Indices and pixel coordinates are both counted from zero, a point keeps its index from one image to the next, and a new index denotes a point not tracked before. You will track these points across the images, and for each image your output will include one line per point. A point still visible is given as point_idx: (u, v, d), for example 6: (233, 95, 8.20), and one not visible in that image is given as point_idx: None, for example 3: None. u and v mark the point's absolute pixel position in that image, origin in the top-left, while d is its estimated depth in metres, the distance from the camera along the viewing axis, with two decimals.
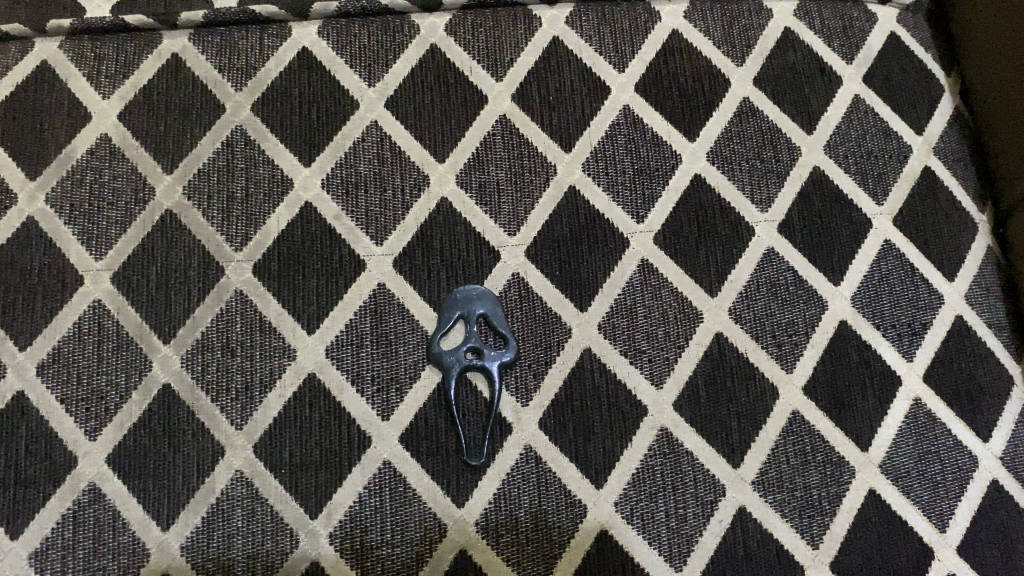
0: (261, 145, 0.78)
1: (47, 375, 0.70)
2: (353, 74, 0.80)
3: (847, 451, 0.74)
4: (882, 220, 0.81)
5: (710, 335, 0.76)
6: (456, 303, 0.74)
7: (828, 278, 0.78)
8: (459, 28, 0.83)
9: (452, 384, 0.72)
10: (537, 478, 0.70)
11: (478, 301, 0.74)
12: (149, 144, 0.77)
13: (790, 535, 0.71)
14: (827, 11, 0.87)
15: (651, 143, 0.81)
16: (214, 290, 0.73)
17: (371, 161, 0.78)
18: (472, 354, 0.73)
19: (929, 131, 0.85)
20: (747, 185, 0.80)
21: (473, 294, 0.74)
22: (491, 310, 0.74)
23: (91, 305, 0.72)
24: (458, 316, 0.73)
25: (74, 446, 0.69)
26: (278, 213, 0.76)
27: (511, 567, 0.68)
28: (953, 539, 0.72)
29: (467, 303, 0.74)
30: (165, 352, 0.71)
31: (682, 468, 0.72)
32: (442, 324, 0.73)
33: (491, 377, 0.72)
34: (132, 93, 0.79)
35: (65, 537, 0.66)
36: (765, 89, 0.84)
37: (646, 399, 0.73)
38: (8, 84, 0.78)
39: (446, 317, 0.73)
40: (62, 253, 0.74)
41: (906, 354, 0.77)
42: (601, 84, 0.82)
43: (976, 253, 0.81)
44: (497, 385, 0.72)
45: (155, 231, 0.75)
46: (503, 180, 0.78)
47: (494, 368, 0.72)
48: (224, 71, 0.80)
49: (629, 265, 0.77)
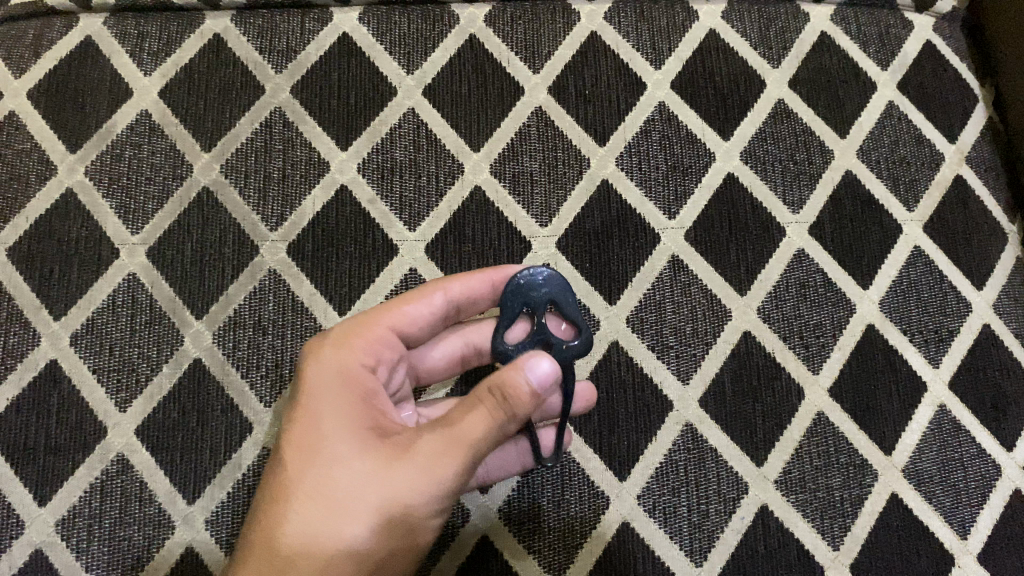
0: (299, 127, 0.78)
1: (80, 346, 0.71)
2: (391, 62, 0.81)
3: (870, 454, 0.74)
4: (912, 227, 0.81)
5: (738, 334, 0.76)
6: (521, 290, 0.64)
7: (857, 282, 0.79)
8: (499, 19, 0.83)
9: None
10: (561, 468, 0.71)
11: (543, 288, 0.65)
12: (188, 122, 0.78)
13: (810, 535, 0.71)
14: (863, 17, 0.87)
15: (684, 140, 0.81)
16: (247, 268, 0.74)
17: (406, 148, 0.78)
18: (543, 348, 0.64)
19: (961, 139, 0.84)
20: (779, 186, 0.81)
21: (537, 280, 0.65)
22: (557, 296, 0.65)
23: (125, 278, 0.73)
24: (522, 304, 0.64)
25: (105, 416, 0.69)
26: (313, 195, 0.76)
27: (532, 556, 0.69)
28: (974, 546, 0.72)
29: (530, 294, 0.65)
30: (197, 327, 0.72)
31: (705, 464, 0.72)
32: (503, 314, 0.64)
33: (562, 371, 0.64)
34: (173, 71, 0.79)
35: (92, 505, 0.67)
36: (800, 91, 0.84)
37: (672, 394, 0.74)
38: (52, 58, 0.79)
39: (506, 307, 0.64)
40: (99, 225, 0.74)
41: (932, 360, 0.77)
42: (637, 80, 0.83)
43: (1005, 262, 0.81)
44: (572, 384, 0.65)
45: (191, 208, 0.75)
46: (536, 172, 0.79)
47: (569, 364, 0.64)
48: (264, 53, 0.80)
49: (660, 261, 0.77)
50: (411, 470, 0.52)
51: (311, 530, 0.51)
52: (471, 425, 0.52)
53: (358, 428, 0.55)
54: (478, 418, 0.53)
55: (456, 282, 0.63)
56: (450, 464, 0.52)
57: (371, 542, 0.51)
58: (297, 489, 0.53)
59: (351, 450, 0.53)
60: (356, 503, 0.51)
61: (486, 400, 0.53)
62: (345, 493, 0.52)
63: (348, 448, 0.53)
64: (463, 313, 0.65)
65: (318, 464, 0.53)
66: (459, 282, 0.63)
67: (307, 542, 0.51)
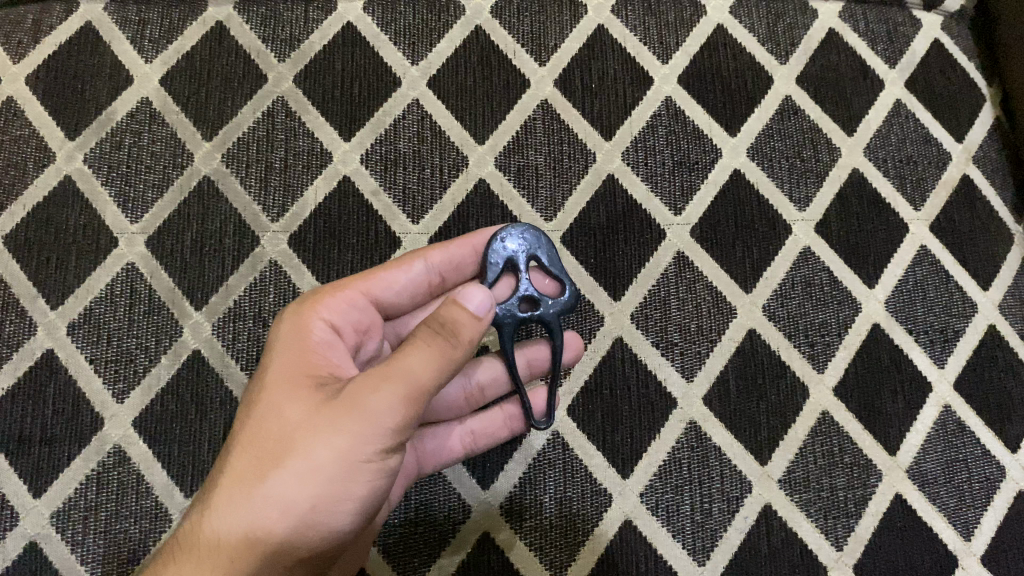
0: (302, 117, 0.77)
1: (77, 336, 0.70)
2: (396, 52, 0.80)
3: (875, 455, 0.73)
4: (919, 226, 0.80)
5: (743, 331, 0.75)
6: (500, 248, 0.60)
7: (863, 281, 0.78)
8: (505, 10, 0.82)
9: (511, 343, 0.60)
10: (563, 464, 0.70)
11: (523, 244, 0.61)
12: (190, 110, 0.77)
13: (813, 535, 0.71)
14: (872, 14, 0.86)
15: (690, 135, 0.80)
16: (247, 259, 0.73)
17: (410, 139, 0.78)
18: (528, 306, 0.60)
19: (969, 139, 0.84)
20: (786, 183, 0.80)
21: (516, 236, 0.61)
22: (539, 252, 0.61)
23: (124, 268, 0.72)
24: (503, 262, 0.60)
25: (102, 407, 0.68)
26: (315, 186, 0.75)
27: (534, 553, 0.68)
28: (977, 548, 0.72)
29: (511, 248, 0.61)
30: (196, 318, 0.71)
31: (709, 462, 0.71)
32: (485, 274, 0.60)
33: (551, 328, 0.61)
34: (175, 58, 0.78)
35: (88, 497, 0.66)
36: (808, 88, 0.83)
37: (676, 392, 0.73)
38: (52, 43, 0.78)
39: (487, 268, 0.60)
40: (98, 214, 0.73)
41: (937, 360, 0.77)
42: (644, 75, 0.82)
43: (1011, 263, 0.80)
44: (561, 339, 0.61)
45: (192, 197, 0.74)
46: (542, 165, 0.78)
47: (554, 320, 0.60)
48: (267, 41, 0.79)
49: (665, 257, 0.76)
50: (347, 409, 0.47)
51: (247, 480, 0.48)
52: (412, 362, 0.47)
53: (303, 379, 0.51)
54: (422, 356, 0.48)
55: (436, 248, 0.60)
56: (390, 404, 0.47)
57: (311, 489, 0.47)
58: (239, 446, 0.49)
59: (297, 398, 0.50)
60: (290, 444, 0.48)
61: (425, 337, 0.48)
62: (283, 442, 0.48)
63: (293, 397, 0.50)
64: (447, 283, 0.62)
65: (261, 417, 0.50)
66: (440, 250, 0.60)
67: (242, 496, 0.47)
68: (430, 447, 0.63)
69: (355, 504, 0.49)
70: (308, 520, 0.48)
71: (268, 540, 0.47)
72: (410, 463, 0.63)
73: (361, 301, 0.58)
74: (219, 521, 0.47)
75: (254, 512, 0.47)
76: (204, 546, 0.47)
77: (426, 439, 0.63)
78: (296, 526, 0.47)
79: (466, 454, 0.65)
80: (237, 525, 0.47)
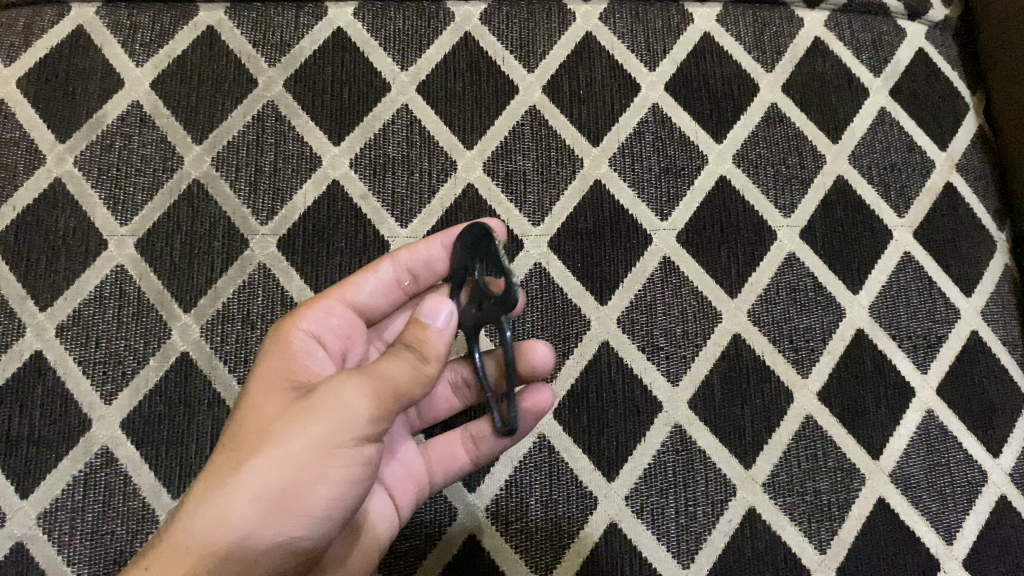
0: (291, 121, 0.78)
1: (66, 337, 0.70)
2: (386, 57, 0.81)
3: (857, 458, 0.74)
4: (903, 233, 0.81)
5: (728, 336, 0.76)
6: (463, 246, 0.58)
7: (847, 286, 0.79)
8: (494, 17, 0.83)
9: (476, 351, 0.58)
10: (548, 468, 0.71)
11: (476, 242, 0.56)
12: (180, 114, 0.77)
13: (797, 538, 0.71)
14: (857, 23, 0.88)
15: (677, 142, 0.81)
16: (236, 262, 0.73)
17: (399, 143, 0.78)
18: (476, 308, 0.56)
19: (952, 147, 0.85)
20: (772, 190, 0.81)
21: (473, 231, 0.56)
22: (487, 245, 0.55)
23: (113, 270, 0.72)
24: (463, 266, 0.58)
25: (90, 409, 0.69)
26: (305, 189, 0.76)
27: (520, 555, 0.68)
28: (959, 552, 0.73)
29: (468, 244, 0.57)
30: (185, 320, 0.71)
31: (694, 466, 0.72)
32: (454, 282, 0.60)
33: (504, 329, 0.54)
34: (166, 62, 0.79)
35: (75, 498, 0.66)
36: (794, 96, 0.84)
37: (661, 395, 0.73)
38: (42, 46, 0.78)
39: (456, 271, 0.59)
40: (88, 216, 0.74)
41: (920, 366, 0.78)
42: (632, 82, 0.83)
43: (993, 270, 0.81)
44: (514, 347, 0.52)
45: (181, 200, 0.75)
46: (529, 170, 0.79)
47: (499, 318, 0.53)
48: (258, 46, 0.80)
49: (651, 262, 0.77)
50: (320, 402, 0.47)
51: (219, 476, 0.47)
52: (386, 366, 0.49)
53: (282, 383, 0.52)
54: (403, 364, 0.49)
55: (403, 247, 0.61)
56: (362, 399, 0.47)
57: (279, 483, 0.46)
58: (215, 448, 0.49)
59: (273, 401, 0.50)
60: (262, 438, 0.48)
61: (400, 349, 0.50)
62: (256, 437, 0.48)
63: (269, 400, 0.50)
64: (422, 282, 0.63)
65: (237, 420, 0.50)
66: (408, 249, 0.61)
67: (211, 493, 0.47)
68: (435, 455, 0.64)
69: (325, 508, 0.48)
70: (275, 519, 0.46)
71: (234, 540, 0.46)
72: (418, 470, 0.63)
73: (340, 308, 0.59)
74: (189, 519, 0.46)
75: (221, 508, 0.46)
76: (171, 547, 0.46)
77: (432, 449, 0.64)
78: (261, 523, 0.46)
79: (474, 462, 0.64)
80: (207, 519, 0.46)
